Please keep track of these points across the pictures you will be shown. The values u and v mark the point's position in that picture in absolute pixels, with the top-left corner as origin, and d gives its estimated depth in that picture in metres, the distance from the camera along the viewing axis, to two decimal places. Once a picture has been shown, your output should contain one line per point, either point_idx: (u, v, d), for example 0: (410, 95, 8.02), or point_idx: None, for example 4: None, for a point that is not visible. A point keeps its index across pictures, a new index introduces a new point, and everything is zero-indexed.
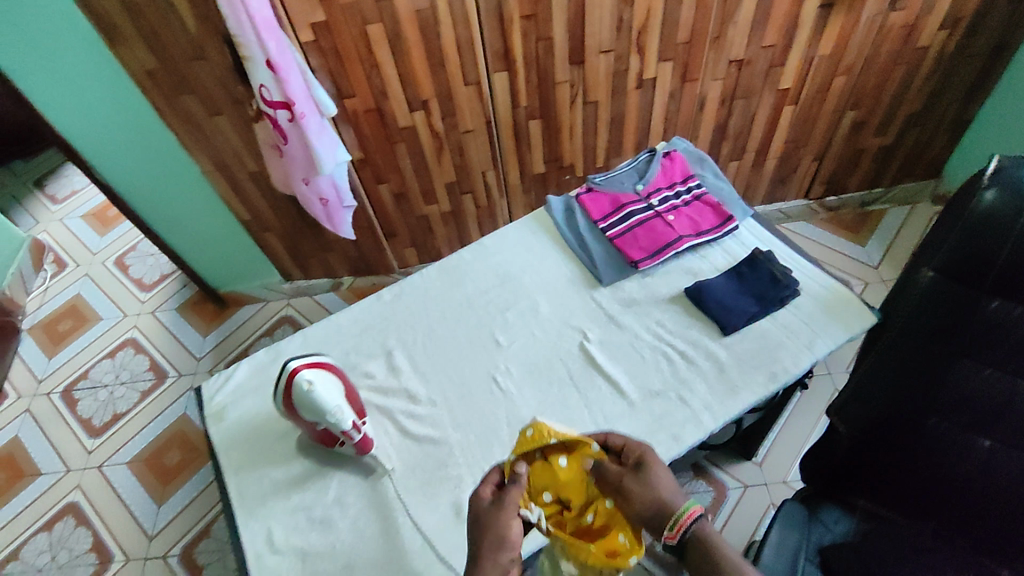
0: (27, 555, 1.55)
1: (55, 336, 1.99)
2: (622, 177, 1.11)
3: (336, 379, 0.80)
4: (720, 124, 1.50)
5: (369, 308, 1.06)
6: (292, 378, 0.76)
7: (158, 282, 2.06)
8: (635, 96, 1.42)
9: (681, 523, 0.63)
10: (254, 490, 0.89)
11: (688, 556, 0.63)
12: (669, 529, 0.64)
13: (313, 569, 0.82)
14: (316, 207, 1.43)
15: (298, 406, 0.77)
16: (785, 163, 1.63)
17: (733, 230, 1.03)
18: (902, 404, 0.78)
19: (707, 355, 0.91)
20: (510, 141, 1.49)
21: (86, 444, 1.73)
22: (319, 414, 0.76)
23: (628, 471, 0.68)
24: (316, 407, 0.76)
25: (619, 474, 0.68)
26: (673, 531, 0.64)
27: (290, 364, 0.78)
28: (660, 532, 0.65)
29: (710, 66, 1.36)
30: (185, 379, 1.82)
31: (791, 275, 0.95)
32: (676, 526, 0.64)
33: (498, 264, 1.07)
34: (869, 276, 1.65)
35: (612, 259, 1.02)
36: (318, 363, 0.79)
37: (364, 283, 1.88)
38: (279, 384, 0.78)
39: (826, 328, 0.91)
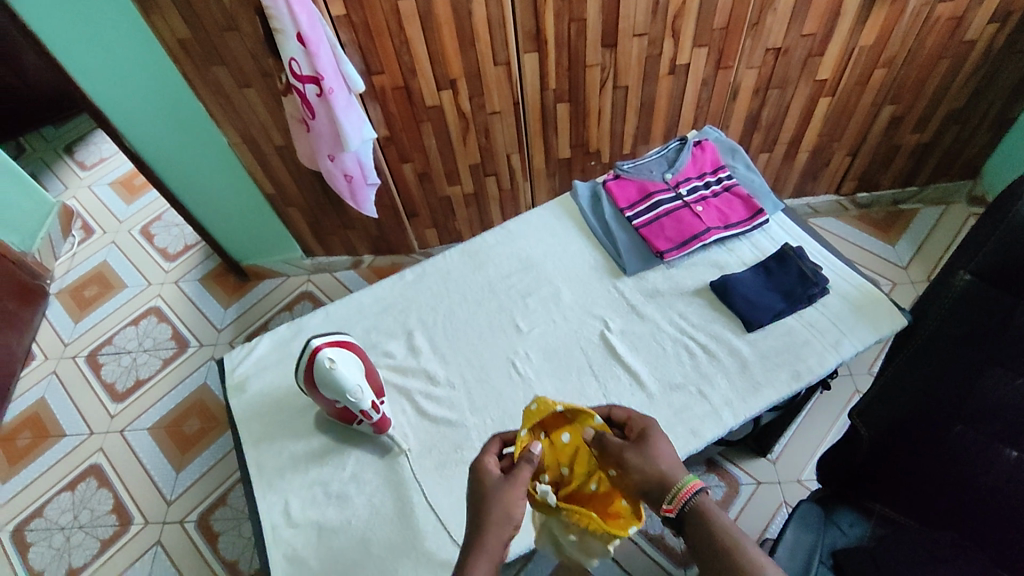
0: (51, 512, 1.60)
1: (81, 301, 2.02)
2: (651, 164, 1.09)
3: (357, 359, 0.81)
4: (752, 114, 1.47)
5: (391, 287, 1.06)
6: (315, 357, 0.77)
7: (182, 253, 2.09)
8: (666, 82, 1.39)
9: (681, 495, 0.62)
10: (273, 463, 0.90)
11: (688, 532, 0.62)
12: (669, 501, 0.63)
13: (328, 543, 0.83)
14: (340, 184, 1.42)
15: (320, 383, 0.77)
16: (818, 157, 1.59)
17: (763, 223, 1.01)
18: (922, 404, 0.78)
19: (731, 350, 0.90)
20: (537, 124, 1.47)
21: (110, 408, 1.77)
22: (339, 393, 0.77)
23: (629, 446, 0.68)
24: (337, 386, 0.77)
25: (619, 448, 0.69)
26: (673, 504, 0.62)
27: (313, 343, 0.79)
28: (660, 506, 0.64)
29: (747, 53, 1.33)
30: (206, 349, 1.85)
31: (821, 273, 0.93)
32: (676, 500, 0.62)
33: (521, 249, 1.06)
34: (897, 277, 1.62)
35: (637, 249, 1.01)
36: (341, 342, 0.79)
37: (385, 262, 1.89)
38: (301, 361, 0.79)
39: (854, 328, 0.89)
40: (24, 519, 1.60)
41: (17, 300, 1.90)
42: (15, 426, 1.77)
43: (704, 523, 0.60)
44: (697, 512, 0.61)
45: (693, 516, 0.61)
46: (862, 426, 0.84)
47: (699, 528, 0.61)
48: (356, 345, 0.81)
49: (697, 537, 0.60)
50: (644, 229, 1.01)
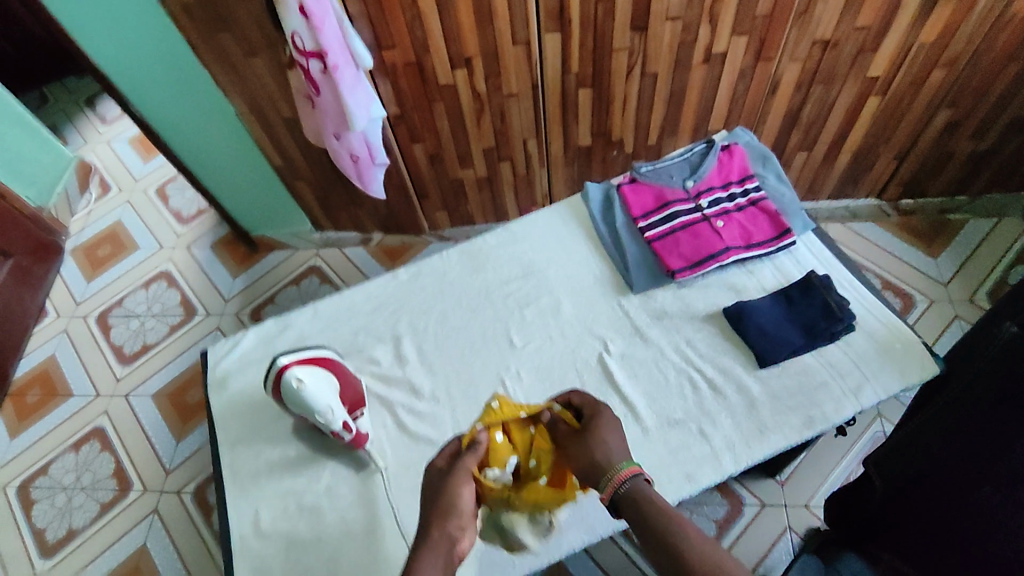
0: (55, 472, 1.62)
1: (94, 261, 2.00)
2: (671, 169, 0.99)
3: (330, 376, 0.77)
4: (792, 110, 1.35)
5: (384, 286, 1.00)
6: (282, 375, 0.74)
7: (195, 217, 2.03)
8: (699, 71, 1.27)
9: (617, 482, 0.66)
10: (247, 467, 0.87)
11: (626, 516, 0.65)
12: (604, 488, 0.67)
13: (295, 559, 0.80)
14: (346, 164, 1.35)
15: (289, 403, 0.74)
16: (861, 159, 1.47)
17: (789, 245, 0.92)
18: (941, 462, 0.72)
19: (739, 388, 0.82)
20: (556, 109, 1.37)
21: (116, 371, 1.77)
22: (309, 413, 0.74)
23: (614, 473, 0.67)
24: (306, 406, 0.74)
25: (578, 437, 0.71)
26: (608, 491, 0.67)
27: (281, 360, 0.75)
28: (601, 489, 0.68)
29: (791, 44, 1.20)
30: (213, 318, 1.82)
31: (848, 306, 0.84)
32: (610, 486, 0.67)
33: (523, 254, 0.99)
34: (934, 293, 1.51)
35: (647, 264, 0.93)
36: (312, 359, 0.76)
37: (394, 240, 1.83)
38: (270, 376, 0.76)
39: (879, 373, 0.81)
40: (29, 477, 1.63)
41: (31, 256, 1.89)
42: (25, 382, 1.78)
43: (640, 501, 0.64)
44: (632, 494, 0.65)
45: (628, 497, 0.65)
46: (878, 477, 0.81)
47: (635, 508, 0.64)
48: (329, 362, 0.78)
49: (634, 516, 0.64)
50: (657, 243, 0.93)
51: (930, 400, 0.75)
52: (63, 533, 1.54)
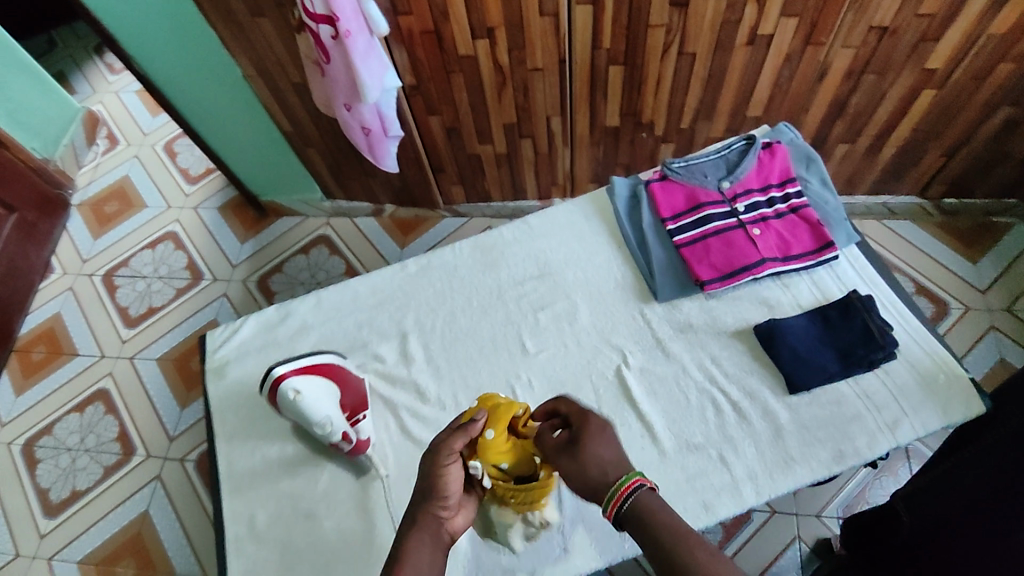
0: (60, 433, 1.62)
1: (101, 217, 1.94)
2: (706, 167, 0.91)
3: (329, 384, 0.78)
4: (838, 100, 1.25)
5: (391, 277, 0.94)
6: (280, 385, 0.75)
7: (203, 176, 1.96)
8: (742, 54, 1.17)
9: (618, 497, 0.59)
10: (243, 463, 0.84)
11: (630, 526, 0.58)
12: (608, 505, 0.60)
13: (290, 564, 0.77)
14: (357, 135, 1.26)
15: (287, 412, 0.76)
16: (906, 154, 1.37)
17: (830, 259, 0.85)
18: (972, 503, 0.67)
19: (765, 413, 0.77)
20: (583, 87, 1.28)
21: (121, 333, 1.74)
22: (308, 423, 0.76)
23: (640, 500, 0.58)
24: (304, 415, 0.75)
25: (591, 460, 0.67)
26: (610, 508, 0.59)
27: (278, 370, 0.77)
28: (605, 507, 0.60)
29: (844, 29, 1.10)
30: (219, 285, 1.77)
31: (891, 333, 0.78)
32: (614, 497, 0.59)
33: (541, 250, 0.93)
34: (971, 302, 1.43)
35: (674, 272, 0.86)
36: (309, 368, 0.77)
37: (406, 213, 1.77)
38: (269, 383, 0.78)
39: (919, 408, 0.75)
40: (34, 436, 1.63)
41: (36, 211, 1.83)
42: (31, 338, 1.77)
43: (647, 516, 0.57)
44: (639, 508, 0.58)
45: (633, 512, 0.58)
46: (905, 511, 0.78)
47: (643, 528, 0.57)
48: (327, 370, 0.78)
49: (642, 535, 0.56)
50: (686, 249, 0.86)
51: (970, 447, 0.72)
52: (66, 494, 1.54)
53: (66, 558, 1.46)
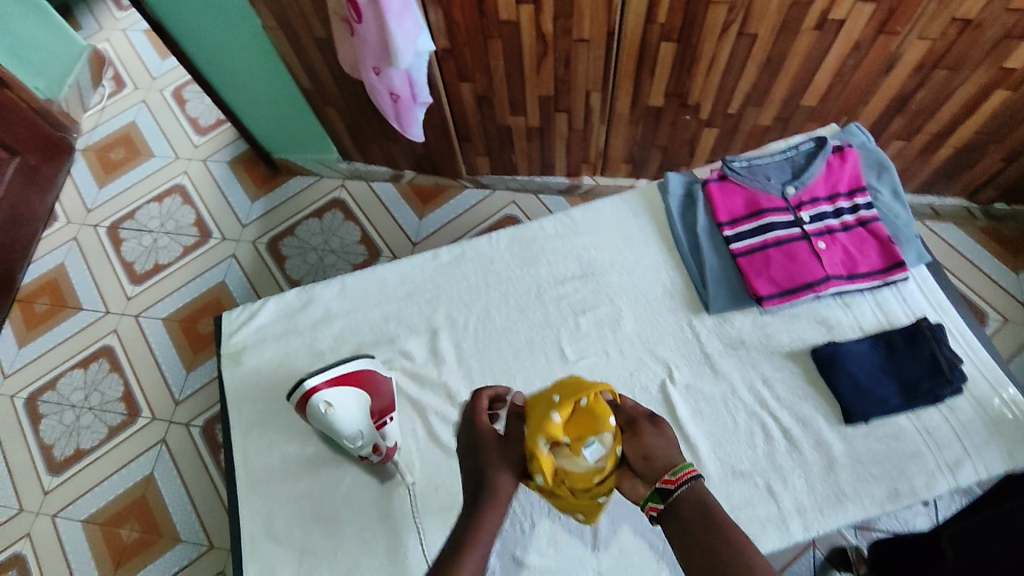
0: (64, 389, 1.58)
1: (106, 164, 1.85)
2: (770, 168, 0.84)
3: (363, 395, 0.73)
4: (902, 94, 1.16)
5: (422, 267, 0.88)
6: (310, 398, 0.71)
7: (214, 127, 1.87)
8: (808, 38, 1.07)
9: (681, 474, 0.58)
10: (261, 458, 0.80)
11: (679, 510, 0.57)
12: (674, 474, 0.59)
13: (308, 570, 0.74)
14: (384, 101, 1.16)
15: (315, 423, 0.71)
16: (963, 155, 1.29)
17: (898, 280, 0.79)
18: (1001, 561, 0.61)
19: (817, 444, 0.73)
20: (629, 63, 1.18)
21: (127, 289, 1.68)
22: (339, 438, 0.72)
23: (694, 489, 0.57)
24: (334, 430, 0.71)
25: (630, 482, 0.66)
26: (673, 477, 0.59)
27: (308, 380, 0.71)
28: (654, 476, 0.60)
29: (924, 18, 1.01)
30: (228, 245, 1.70)
31: (959, 366, 0.73)
32: (678, 474, 0.59)
33: (584, 248, 0.87)
34: (1010, 313, 1.36)
35: (729, 283, 0.81)
36: (341, 381, 0.72)
37: (426, 180, 1.68)
38: (297, 393, 0.72)
39: (982, 449, 0.71)
40: (37, 390, 1.59)
41: (40, 155, 1.74)
42: (34, 289, 1.70)
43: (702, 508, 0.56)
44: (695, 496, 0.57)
45: (689, 498, 0.57)
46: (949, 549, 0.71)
47: (697, 519, 0.56)
48: (359, 381, 0.73)
49: (692, 524, 0.55)
50: (744, 260, 0.80)
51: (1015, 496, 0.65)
52: (70, 451, 1.51)
53: (69, 517, 1.45)
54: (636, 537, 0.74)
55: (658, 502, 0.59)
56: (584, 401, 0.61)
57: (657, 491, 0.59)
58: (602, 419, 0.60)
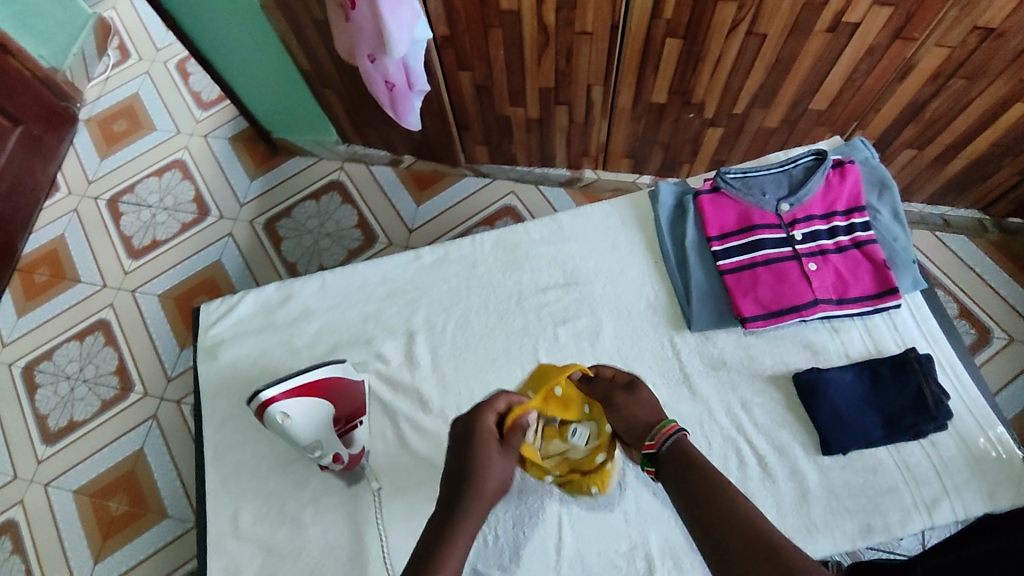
0: (59, 359, 1.56)
1: (110, 137, 1.80)
2: (766, 182, 0.81)
3: (322, 404, 0.72)
4: (917, 102, 1.11)
5: (404, 267, 0.87)
6: (267, 410, 0.68)
7: (217, 102, 1.82)
8: (820, 40, 1.02)
9: (660, 434, 0.62)
10: (231, 454, 0.80)
11: (664, 467, 0.60)
12: (651, 438, 0.63)
13: (271, 569, 0.74)
14: (379, 89, 1.13)
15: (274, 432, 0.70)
16: (977, 168, 1.24)
17: (890, 307, 0.76)
18: None
19: (792, 473, 0.71)
20: (633, 58, 1.14)
21: (124, 264, 1.65)
22: (297, 444, 0.71)
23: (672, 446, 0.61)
24: (293, 438, 0.70)
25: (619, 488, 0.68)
26: (653, 441, 0.62)
27: (264, 392, 0.68)
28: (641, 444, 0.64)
29: (943, 25, 0.96)
30: (225, 224, 1.66)
31: (946, 402, 0.71)
32: (658, 436, 0.62)
33: (569, 256, 0.85)
34: (1016, 332, 1.30)
35: (714, 300, 0.79)
36: (300, 390, 0.70)
37: (426, 166, 1.65)
38: (251, 402, 0.69)
39: (962, 488, 0.69)
40: (34, 359, 1.57)
41: (42, 124, 1.70)
42: (34, 260, 1.67)
43: (686, 458, 0.59)
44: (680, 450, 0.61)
45: (672, 453, 0.60)
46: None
47: (682, 468, 0.59)
48: (321, 390, 0.72)
49: (675, 473, 0.58)
50: (731, 278, 0.78)
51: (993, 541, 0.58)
52: (65, 422, 1.50)
53: (61, 487, 1.43)
54: (599, 556, 0.72)
55: (650, 465, 0.62)
56: (559, 391, 0.69)
57: (646, 457, 0.63)
58: (573, 408, 0.69)
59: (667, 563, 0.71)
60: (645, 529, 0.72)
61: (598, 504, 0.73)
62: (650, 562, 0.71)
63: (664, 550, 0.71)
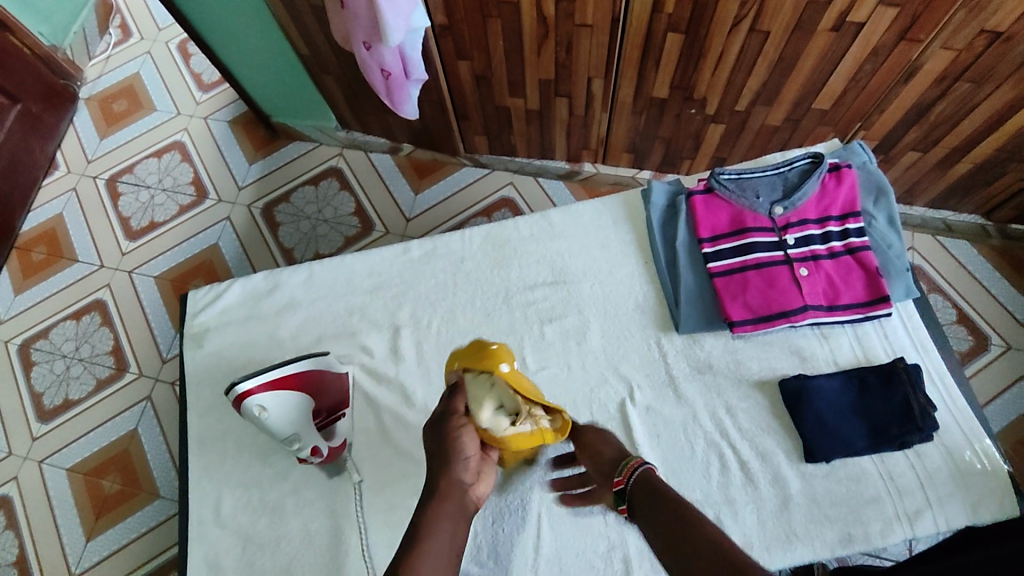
0: (56, 338, 1.56)
1: (109, 116, 1.79)
2: (759, 185, 0.80)
3: (301, 397, 0.71)
4: (922, 105, 1.09)
5: (392, 260, 0.86)
6: (245, 403, 0.67)
7: (218, 84, 1.80)
8: (824, 39, 1.01)
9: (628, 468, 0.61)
10: (215, 443, 0.80)
11: (634, 502, 0.59)
12: (619, 475, 0.62)
13: (250, 558, 0.74)
14: (375, 77, 1.11)
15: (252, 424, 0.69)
16: (982, 172, 1.22)
17: (881, 315, 0.75)
18: None
19: (774, 480, 0.71)
20: (634, 52, 1.12)
21: (122, 245, 1.65)
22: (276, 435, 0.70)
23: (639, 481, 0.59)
24: (272, 429, 0.70)
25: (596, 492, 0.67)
26: (621, 476, 0.61)
27: (242, 385, 0.67)
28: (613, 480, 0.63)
29: (950, 28, 0.94)
30: (223, 207, 1.66)
31: (932, 414, 0.70)
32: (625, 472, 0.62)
33: (558, 253, 0.84)
34: (1014, 340, 1.29)
35: (702, 303, 0.78)
36: (278, 384, 0.68)
37: (425, 155, 1.63)
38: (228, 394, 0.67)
39: (945, 501, 0.68)
40: (30, 337, 1.57)
41: (42, 102, 1.68)
42: (31, 238, 1.67)
43: (652, 490, 0.58)
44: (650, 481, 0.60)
45: (639, 487, 0.59)
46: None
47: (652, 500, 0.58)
48: (301, 384, 0.71)
49: (647, 506, 0.57)
50: (720, 281, 0.77)
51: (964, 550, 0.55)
52: (59, 401, 1.50)
53: (55, 465, 1.44)
54: (577, 556, 0.72)
55: (622, 503, 0.61)
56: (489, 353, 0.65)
57: (617, 495, 0.61)
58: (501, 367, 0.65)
59: (645, 565, 0.71)
60: (624, 530, 0.72)
61: (578, 505, 0.73)
62: (627, 564, 0.71)
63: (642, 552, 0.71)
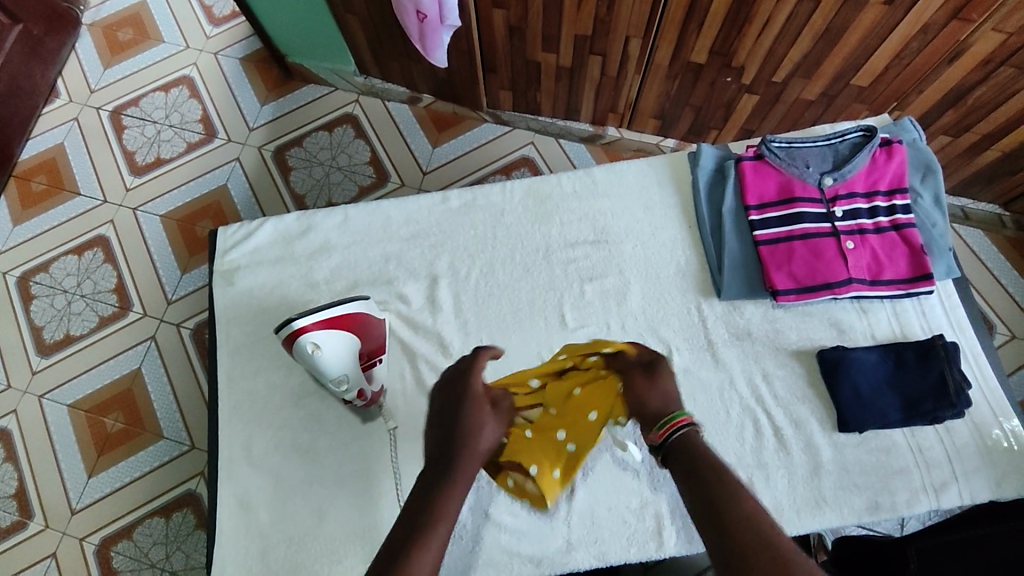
0: (56, 272, 1.50)
1: (113, 45, 1.70)
2: (810, 155, 0.80)
3: (352, 337, 0.71)
4: (962, 87, 1.09)
5: (430, 209, 0.85)
6: (298, 337, 0.68)
7: (230, 18, 1.71)
8: (874, 13, 0.98)
9: (672, 426, 0.57)
10: (245, 382, 0.79)
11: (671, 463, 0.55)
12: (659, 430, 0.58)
13: (281, 498, 0.74)
14: (409, 18, 1.06)
15: (300, 362, 0.70)
16: (1008, 161, 1.22)
17: (920, 292, 0.77)
18: None
19: (807, 446, 0.73)
20: (679, 12, 1.08)
21: (126, 180, 1.58)
22: (322, 377, 0.70)
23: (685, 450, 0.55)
24: (319, 369, 0.70)
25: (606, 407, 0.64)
26: (661, 433, 0.57)
27: (298, 320, 0.68)
28: (648, 433, 0.59)
29: (1004, 11, 0.93)
30: (233, 147, 1.59)
31: (966, 391, 0.72)
32: (665, 427, 0.57)
33: (600, 212, 0.84)
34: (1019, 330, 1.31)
35: (745, 270, 0.79)
36: (331, 321, 0.69)
37: (445, 107, 1.59)
38: (280, 330, 0.69)
39: (971, 475, 0.71)
40: (30, 270, 1.51)
41: (43, 25, 1.59)
42: (32, 166, 1.59)
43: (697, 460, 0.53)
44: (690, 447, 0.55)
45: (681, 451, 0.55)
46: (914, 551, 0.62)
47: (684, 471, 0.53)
48: (352, 325, 0.71)
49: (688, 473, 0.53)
50: (766, 249, 0.78)
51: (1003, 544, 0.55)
52: (60, 336, 1.45)
53: (55, 400, 1.40)
54: (610, 511, 0.74)
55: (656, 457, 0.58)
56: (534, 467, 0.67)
57: (652, 448, 0.58)
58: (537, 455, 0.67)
59: (677, 524, 0.73)
60: (656, 487, 0.75)
61: (611, 468, 0.75)
62: (659, 520, 0.73)
63: (675, 511, 0.74)
